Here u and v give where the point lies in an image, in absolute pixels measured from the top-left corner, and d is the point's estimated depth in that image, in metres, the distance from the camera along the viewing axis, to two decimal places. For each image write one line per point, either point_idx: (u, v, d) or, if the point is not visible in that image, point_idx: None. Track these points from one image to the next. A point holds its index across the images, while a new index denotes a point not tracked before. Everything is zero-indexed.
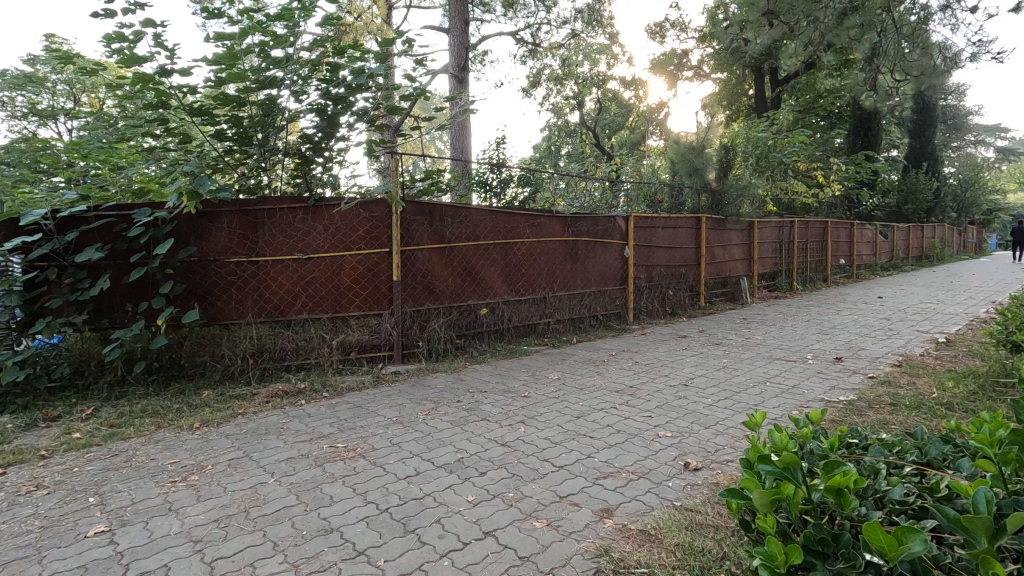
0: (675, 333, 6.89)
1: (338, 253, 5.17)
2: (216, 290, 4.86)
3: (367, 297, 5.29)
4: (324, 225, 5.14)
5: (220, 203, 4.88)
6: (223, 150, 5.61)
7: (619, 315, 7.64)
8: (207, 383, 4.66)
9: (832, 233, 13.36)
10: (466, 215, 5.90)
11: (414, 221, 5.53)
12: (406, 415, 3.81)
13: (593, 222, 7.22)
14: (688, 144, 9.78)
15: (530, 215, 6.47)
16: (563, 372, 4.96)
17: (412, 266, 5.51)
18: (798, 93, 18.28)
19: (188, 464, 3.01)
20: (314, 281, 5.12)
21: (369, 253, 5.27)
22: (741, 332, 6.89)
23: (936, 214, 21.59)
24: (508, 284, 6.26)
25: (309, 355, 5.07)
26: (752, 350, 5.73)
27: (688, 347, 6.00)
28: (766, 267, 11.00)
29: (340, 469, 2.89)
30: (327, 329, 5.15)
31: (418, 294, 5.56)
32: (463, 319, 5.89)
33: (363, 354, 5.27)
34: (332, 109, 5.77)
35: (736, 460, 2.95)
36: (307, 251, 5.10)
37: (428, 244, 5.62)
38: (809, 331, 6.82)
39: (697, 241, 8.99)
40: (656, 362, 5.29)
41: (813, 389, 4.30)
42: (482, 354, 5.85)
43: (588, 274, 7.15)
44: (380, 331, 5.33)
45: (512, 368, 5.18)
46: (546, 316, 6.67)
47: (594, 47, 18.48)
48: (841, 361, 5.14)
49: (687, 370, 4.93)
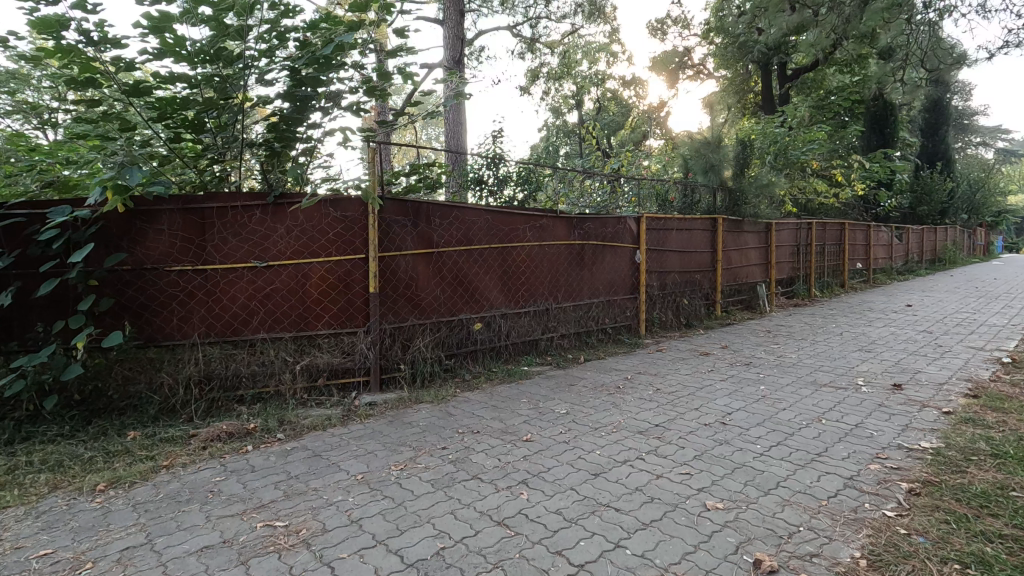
0: (695, 350, 6.08)
1: (303, 260, 4.33)
2: (154, 305, 4.04)
3: (338, 312, 4.46)
4: (286, 226, 4.30)
5: (158, 200, 4.04)
6: (169, 139, 4.75)
7: (629, 328, 6.81)
8: (139, 420, 3.83)
9: (849, 236, 12.61)
10: (458, 215, 5.07)
11: (396, 223, 4.70)
12: (375, 471, 2.97)
13: (600, 224, 6.41)
14: (703, 139, 8.97)
15: (531, 216, 5.65)
16: (571, 404, 4.13)
17: (393, 275, 4.67)
18: (807, 90, 17.56)
19: (62, 561, 2.16)
20: (274, 294, 4.29)
21: (341, 260, 4.43)
22: (769, 349, 6.07)
23: (949, 216, 20.87)
24: (506, 294, 5.44)
25: (268, 382, 4.24)
26: (789, 373, 4.93)
27: (713, 368, 5.19)
28: (783, 272, 10.21)
29: (272, 572, 2.06)
30: (291, 351, 4.32)
31: (400, 308, 4.72)
32: (453, 336, 5.05)
33: (334, 381, 4.42)
34: (304, 93, 4.85)
35: (824, 553, 2.13)
36: (266, 259, 4.26)
37: (412, 249, 4.79)
38: (848, 348, 6.01)
39: (713, 245, 8.20)
40: (679, 389, 4.48)
41: (882, 430, 3.49)
42: (476, 377, 5.01)
43: (595, 283, 6.33)
44: (355, 353, 4.48)
45: (511, 398, 4.35)
46: (549, 331, 5.84)
47: (594, 45, 17.75)
48: (901, 390, 4.34)
49: (721, 401, 4.11)
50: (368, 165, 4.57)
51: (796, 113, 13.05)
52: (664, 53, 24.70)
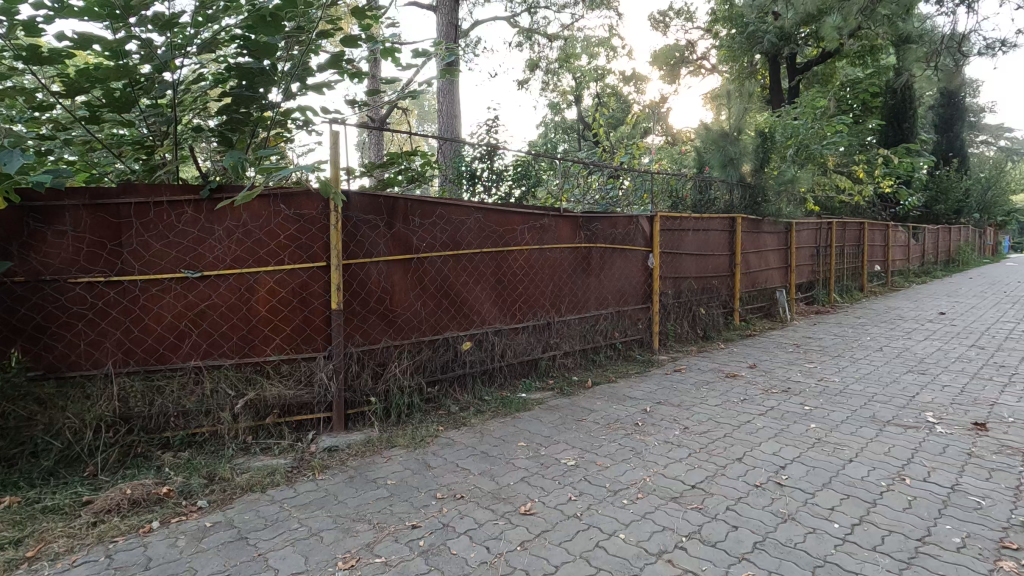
0: (721, 370, 5.26)
1: (247, 270, 3.48)
2: (54, 327, 3.18)
3: (292, 334, 3.61)
4: (225, 227, 3.45)
5: (61, 194, 3.18)
6: (88, 121, 3.88)
7: (641, 342, 5.98)
8: (29, 476, 2.98)
9: (868, 237, 11.83)
10: (443, 213, 4.24)
11: (366, 222, 3.83)
12: (314, 572, 2.14)
13: (609, 225, 5.59)
14: (719, 130, 8.13)
15: (529, 215, 4.82)
16: (581, 453, 3.29)
17: (362, 287, 3.82)
18: (818, 83, 16.74)
19: None
20: (210, 313, 3.44)
21: (295, 269, 3.58)
22: (806, 369, 5.25)
23: (964, 215, 20.11)
24: (500, 308, 4.62)
25: (203, 421, 3.39)
26: (839, 405, 4.10)
27: (747, 398, 4.36)
28: (804, 276, 9.41)
29: None
30: (232, 383, 3.46)
31: (372, 327, 3.88)
32: (436, 360, 4.21)
33: (286, 418, 3.57)
34: (257, 67, 3.93)
35: None
36: (200, 268, 3.41)
37: (387, 254, 3.94)
38: (897, 368, 5.20)
39: (731, 248, 7.38)
40: (712, 428, 3.66)
41: (992, 498, 2.66)
42: (463, 409, 4.17)
43: (602, 292, 5.51)
44: (313, 383, 3.62)
45: (505, 440, 3.51)
46: (551, 349, 5.01)
47: (593, 39, 16.91)
48: (987, 431, 3.52)
49: (767, 448, 3.29)
50: (329, 152, 3.69)
51: (813, 104, 12.24)
52: (666, 47, 23.86)
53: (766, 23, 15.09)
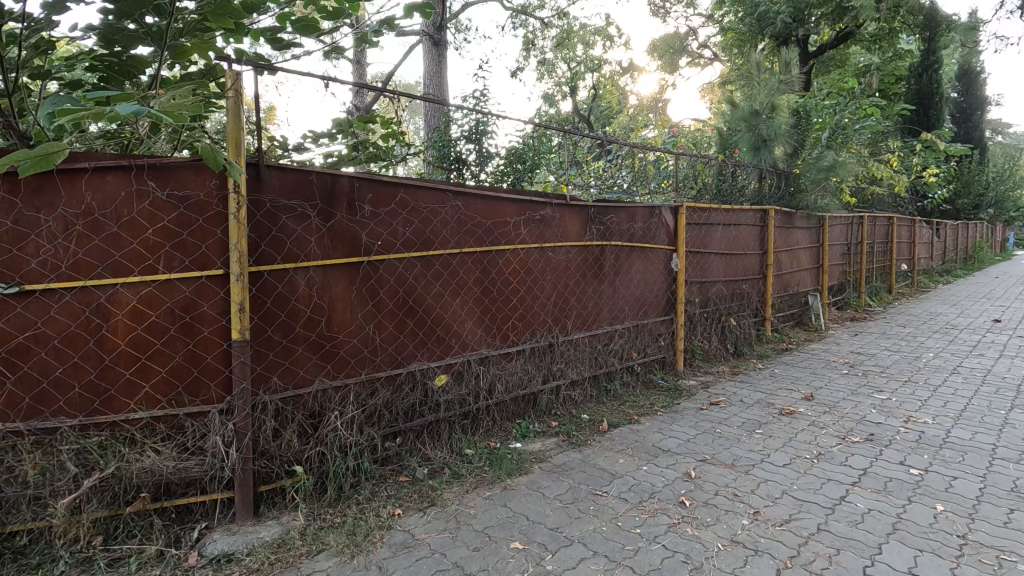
0: (771, 405, 4.09)
1: (97, 282, 2.27)
2: None
3: (173, 377, 2.41)
4: (59, 215, 2.22)
5: None
6: None
7: (662, 363, 4.80)
8: None
9: (897, 233, 10.74)
10: (406, 200, 3.04)
11: (289, 211, 2.62)
12: None
13: (627, 218, 4.43)
14: (747, 107, 6.93)
15: (526, 203, 3.64)
16: (607, 568, 2.11)
17: (283, 305, 2.62)
18: (832, 70, 15.58)
19: None
20: (36, 349, 2.20)
21: (175, 280, 2.38)
22: (882, 403, 4.09)
23: (982, 210, 19.04)
24: (486, 327, 3.45)
25: (24, 516, 2.19)
26: (957, 469, 2.94)
27: (823, 453, 3.18)
28: (835, 278, 8.29)
29: None
30: (73, 455, 2.25)
31: (298, 362, 2.68)
32: (398, 404, 3.02)
33: (161, 504, 2.37)
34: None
35: None
36: (19, 279, 2.17)
37: (323, 257, 2.74)
38: (999, 402, 4.04)
39: (763, 245, 6.23)
40: (794, 513, 2.49)
41: None
42: (433, 472, 2.98)
43: (616, 302, 4.35)
44: (203, 450, 2.43)
45: (492, 540, 2.33)
46: (554, 379, 3.83)
47: (590, 25, 15.62)
48: None
49: (895, 561, 2.12)
50: (225, 107, 2.45)
51: (837, 90, 11.06)
52: (666, 35, 22.59)
53: (777, 3, 13.80)
